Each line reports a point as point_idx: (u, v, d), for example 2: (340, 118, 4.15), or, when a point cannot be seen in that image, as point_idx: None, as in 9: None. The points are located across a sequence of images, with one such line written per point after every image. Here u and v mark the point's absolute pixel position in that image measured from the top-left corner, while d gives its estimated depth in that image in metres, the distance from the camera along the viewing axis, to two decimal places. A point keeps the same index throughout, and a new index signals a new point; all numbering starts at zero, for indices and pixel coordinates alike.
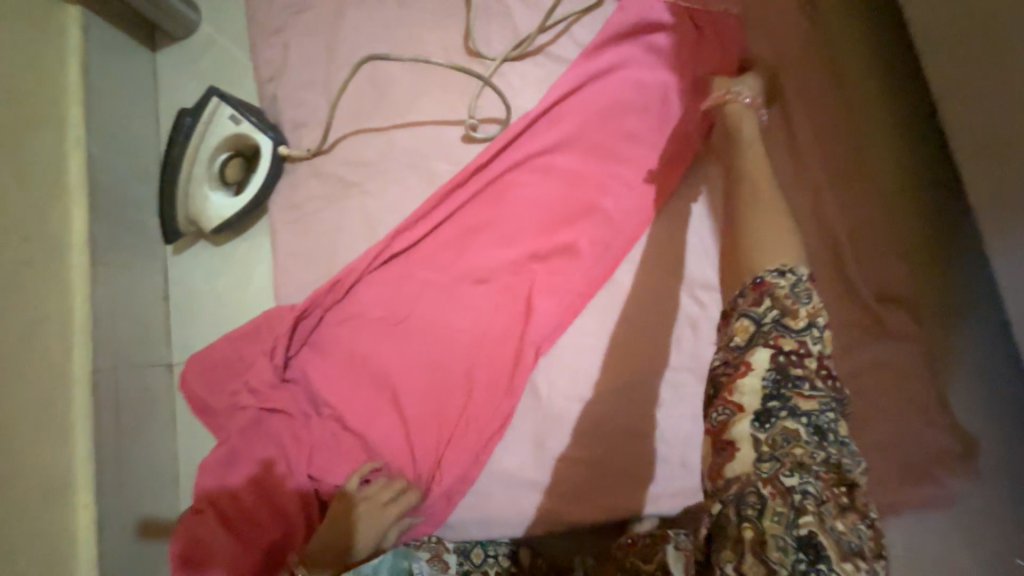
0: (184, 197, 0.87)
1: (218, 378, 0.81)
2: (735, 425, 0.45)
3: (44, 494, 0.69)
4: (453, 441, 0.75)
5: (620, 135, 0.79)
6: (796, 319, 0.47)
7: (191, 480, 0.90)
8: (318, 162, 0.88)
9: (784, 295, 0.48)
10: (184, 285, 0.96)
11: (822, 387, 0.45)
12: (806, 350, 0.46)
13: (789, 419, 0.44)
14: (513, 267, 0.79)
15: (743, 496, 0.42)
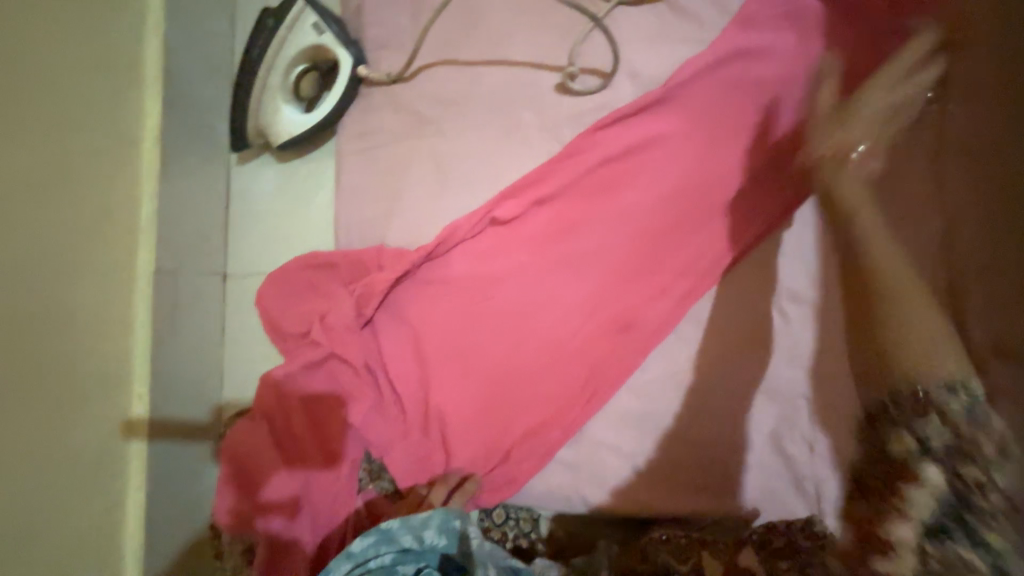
0: (256, 106, 0.83)
1: (290, 303, 0.82)
2: (894, 529, 0.50)
3: (104, 378, 0.72)
4: (517, 433, 0.75)
5: (762, 138, 0.69)
6: (976, 446, 0.48)
7: (234, 389, 0.93)
8: (392, 90, 0.81)
9: (957, 416, 0.50)
10: (246, 198, 0.94)
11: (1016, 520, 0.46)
12: (990, 479, 0.47)
13: (965, 546, 0.46)
14: (610, 270, 0.75)
15: None
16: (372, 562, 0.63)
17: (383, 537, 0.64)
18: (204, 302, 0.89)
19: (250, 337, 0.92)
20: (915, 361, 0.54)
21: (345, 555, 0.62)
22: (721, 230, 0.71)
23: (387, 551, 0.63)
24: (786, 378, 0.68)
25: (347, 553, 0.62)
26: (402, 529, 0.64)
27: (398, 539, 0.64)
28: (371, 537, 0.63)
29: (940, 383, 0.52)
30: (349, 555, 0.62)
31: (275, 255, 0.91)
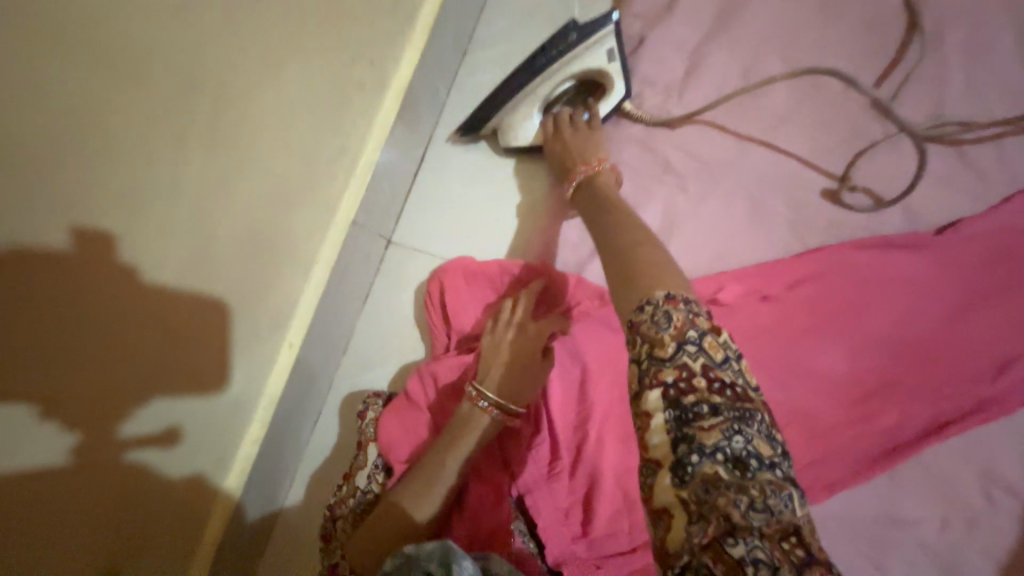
0: (507, 107, 0.77)
1: (467, 299, 0.77)
2: (657, 491, 0.39)
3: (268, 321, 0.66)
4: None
5: (1019, 322, 0.67)
6: (663, 346, 0.41)
7: (356, 359, 0.86)
8: (650, 130, 0.79)
9: (646, 323, 0.43)
10: (439, 169, 0.88)
11: (718, 377, 0.40)
12: (699, 371, 0.40)
13: (700, 464, 0.37)
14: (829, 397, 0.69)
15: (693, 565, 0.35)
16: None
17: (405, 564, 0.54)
18: (365, 264, 0.83)
19: (393, 314, 0.86)
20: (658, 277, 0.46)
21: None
22: (955, 394, 0.67)
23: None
24: (974, 567, 0.64)
25: None
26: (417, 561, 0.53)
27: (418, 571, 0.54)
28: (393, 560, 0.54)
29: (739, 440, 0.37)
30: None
31: (455, 241, 0.85)
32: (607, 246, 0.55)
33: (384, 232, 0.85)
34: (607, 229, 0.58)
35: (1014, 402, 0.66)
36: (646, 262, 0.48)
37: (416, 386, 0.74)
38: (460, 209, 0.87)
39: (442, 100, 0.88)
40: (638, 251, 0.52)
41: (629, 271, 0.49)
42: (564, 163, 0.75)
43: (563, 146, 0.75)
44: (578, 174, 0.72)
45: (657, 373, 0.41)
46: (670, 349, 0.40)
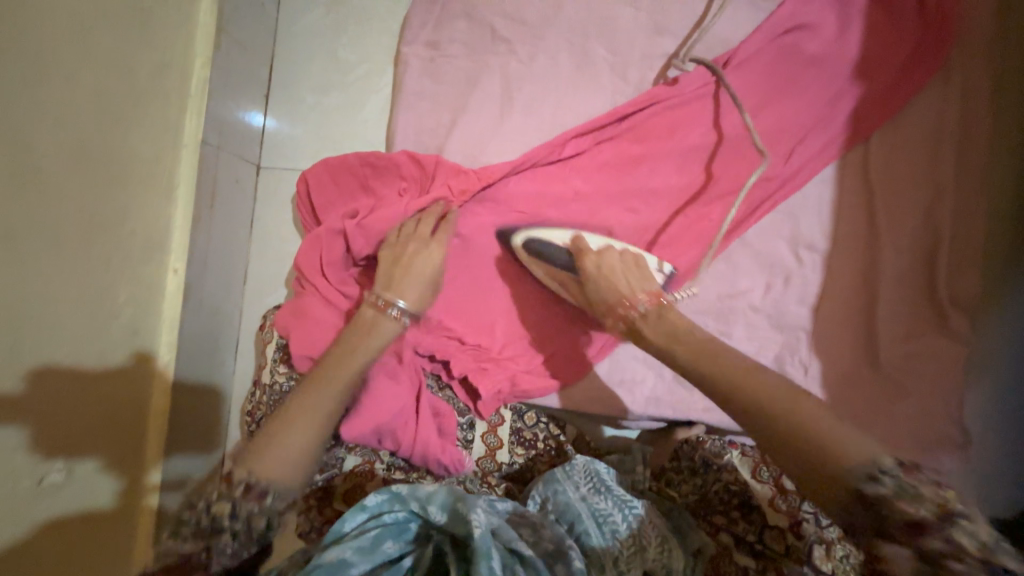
0: None
1: (338, 196, 0.82)
2: (890, 550, 0.43)
3: (132, 249, 0.66)
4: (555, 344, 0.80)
5: (801, 106, 0.79)
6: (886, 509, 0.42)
7: (259, 283, 0.91)
8: (472, 4, 0.84)
9: (894, 497, 0.42)
10: (291, 87, 0.91)
11: (940, 543, 0.41)
12: (960, 540, 0.40)
13: (941, 539, 0.41)
14: (660, 205, 0.81)
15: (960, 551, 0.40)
16: (385, 518, 0.59)
17: (394, 497, 0.60)
18: (239, 189, 0.86)
19: (282, 235, 0.91)
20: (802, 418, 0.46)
21: (358, 508, 0.59)
22: (761, 182, 0.80)
23: (401, 509, 0.60)
24: (793, 312, 0.80)
25: (361, 506, 0.59)
26: (411, 496, 0.60)
27: (411, 503, 0.60)
28: (384, 494, 0.60)
29: (862, 472, 0.43)
30: (363, 509, 0.59)
31: (321, 151, 0.90)
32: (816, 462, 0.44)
33: (250, 158, 0.88)
34: (722, 368, 0.52)
35: (808, 174, 0.80)
36: (809, 437, 0.45)
37: (305, 265, 0.78)
38: (321, 121, 0.90)
39: (270, 16, 0.88)
40: (787, 430, 0.46)
41: (800, 438, 0.45)
42: (611, 291, 0.66)
43: (596, 284, 0.68)
44: (645, 300, 0.63)
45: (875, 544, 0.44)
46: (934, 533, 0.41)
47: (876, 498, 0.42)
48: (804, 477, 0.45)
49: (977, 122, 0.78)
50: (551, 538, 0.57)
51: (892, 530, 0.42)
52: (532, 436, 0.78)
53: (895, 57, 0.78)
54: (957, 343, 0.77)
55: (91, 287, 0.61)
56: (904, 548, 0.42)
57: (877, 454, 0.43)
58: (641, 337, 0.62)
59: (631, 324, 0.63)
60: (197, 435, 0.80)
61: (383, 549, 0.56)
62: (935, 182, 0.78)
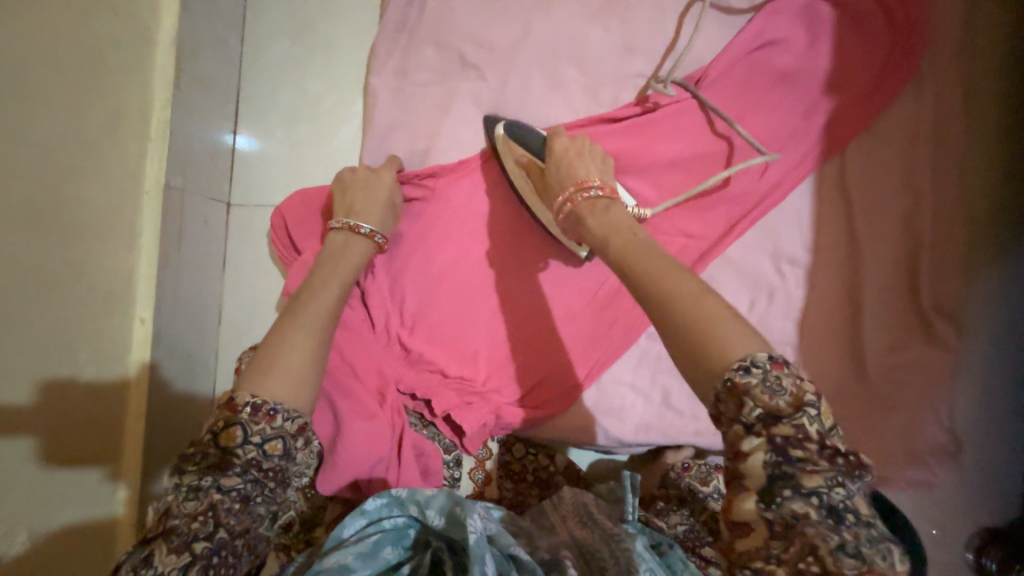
0: None
1: (309, 232, 0.79)
2: (752, 453, 0.40)
3: (90, 304, 0.63)
4: (541, 371, 0.79)
5: (775, 121, 0.79)
6: (776, 412, 0.39)
7: (235, 323, 0.88)
8: (439, 30, 0.82)
9: (760, 391, 0.40)
10: (259, 119, 0.88)
11: (822, 462, 0.39)
12: (806, 433, 0.39)
13: (806, 436, 0.39)
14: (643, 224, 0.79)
15: (806, 451, 0.39)
16: (384, 524, 0.58)
17: (394, 501, 0.59)
18: (208, 229, 0.83)
19: (257, 272, 0.89)
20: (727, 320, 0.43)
21: (358, 513, 0.57)
22: (739, 199, 0.79)
23: (401, 514, 0.59)
24: (779, 328, 0.79)
25: (360, 510, 0.58)
26: (411, 500, 0.59)
27: (410, 507, 0.59)
28: (383, 499, 0.59)
29: (738, 365, 0.40)
30: (362, 513, 0.58)
31: (293, 184, 0.88)
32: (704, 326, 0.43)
33: (220, 196, 0.86)
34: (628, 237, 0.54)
35: (786, 189, 0.80)
36: (710, 341, 0.42)
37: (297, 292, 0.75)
38: (292, 154, 0.88)
39: (234, 49, 0.86)
40: (664, 312, 0.46)
41: (698, 315, 0.44)
42: (560, 184, 0.65)
43: (558, 167, 0.67)
44: (595, 189, 0.61)
45: (746, 441, 0.40)
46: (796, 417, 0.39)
47: (744, 391, 0.40)
48: (683, 348, 0.44)
49: (953, 129, 0.78)
50: (549, 549, 0.59)
51: (749, 420, 0.40)
52: (520, 468, 0.78)
53: (867, 68, 0.78)
54: (944, 352, 0.76)
55: (50, 349, 0.58)
56: (757, 437, 0.40)
57: (752, 350, 0.41)
58: (586, 228, 0.59)
59: (576, 210, 0.61)
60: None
61: (382, 556, 0.56)
62: (913, 192, 0.78)
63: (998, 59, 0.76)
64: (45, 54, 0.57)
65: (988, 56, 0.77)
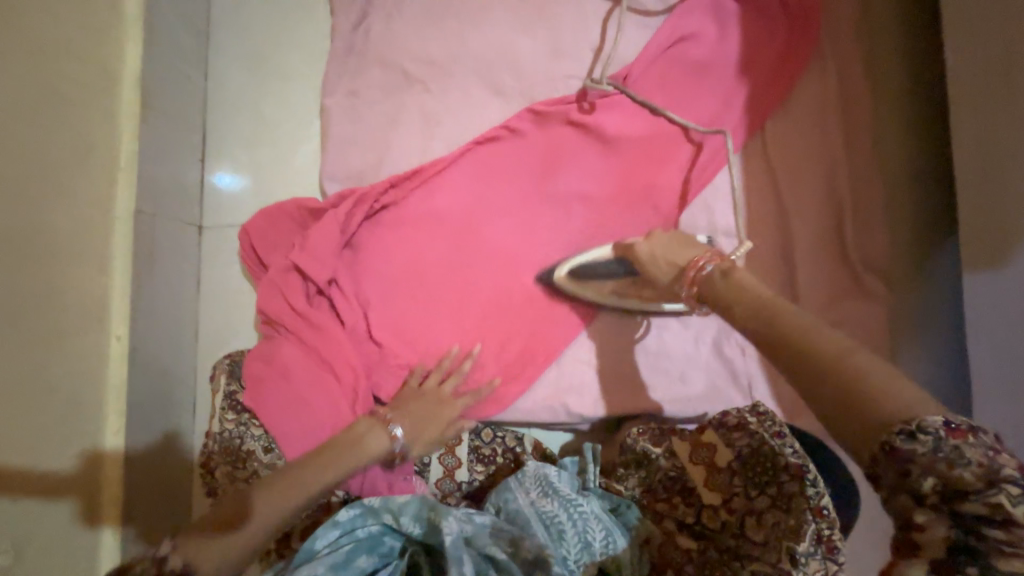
0: None
1: (276, 243, 0.85)
2: (931, 524, 0.39)
3: (68, 322, 0.68)
4: (503, 359, 0.83)
5: (697, 107, 0.85)
6: (962, 485, 0.38)
7: (211, 338, 0.93)
8: (384, 52, 0.90)
9: (947, 461, 0.39)
10: (224, 145, 0.95)
11: (1017, 535, 0.37)
12: (1010, 512, 0.37)
13: (992, 513, 0.37)
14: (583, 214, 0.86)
15: (1009, 529, 0.37)
16: (359, 533, 0.61)
17: (367, 512, 0.62)
18: (180, 250, 0.89)
19: (230, 289, 0.93)
20: (879, 397, 0.42)
21: (329, 525, 0.60)
22: (673, 178, 0.85)
23: (374, 522, 0.62)
24: None
25: (333, 522, 0.61)
26: (384, 509, 0.62)
27: (383, 515, 0.62)
28: (357, 509, 0.62)
29: (898, 430, 0.40)
30: (335, 525, 0.61)
31: (259, 204, 0.94)
32: (855, 405, 0.43)
33: (191, 220, 0.92)
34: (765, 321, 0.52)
35: (716, 166, 0.86)
36: (862, 391, 0.43)
37: (272, 310, 0.80)
38: (258, 176, 0.95)
39: (197, 85, 0.94)
40: (824, 370, 0.46)
41: (860, 389, 0.43)
42: (668, 266, 0.67)
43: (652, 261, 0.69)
44: (711, 262, 0.62)
45: (918, 508, 0.40)
46: (994, 492, 0.37)
47: (910, 459, 0.40)
48: (856, 418, 0.43)
49: (859, 99, 0.85)
50: (530, 548, 0.57)
51: (925, 492, 0.39)
52: (490, 451, 0.80)
53: (775, 53, 0.85)
54: (880, 304, 0.81)
55: (30, 364, 0.63)
56: (935, 510, 0.39)
57: (920, 411, 0.41)
58: (712, 296, 0.60)
59: (703, 291, 0.61)
60: (158, 495, 0.80)
61: (356, 565, 0.59)
62: (833, 159, 0.84)
63: (889, 36, 0.85)
64: (19, 98, 0.63)
65: (879, 33, 0.85)
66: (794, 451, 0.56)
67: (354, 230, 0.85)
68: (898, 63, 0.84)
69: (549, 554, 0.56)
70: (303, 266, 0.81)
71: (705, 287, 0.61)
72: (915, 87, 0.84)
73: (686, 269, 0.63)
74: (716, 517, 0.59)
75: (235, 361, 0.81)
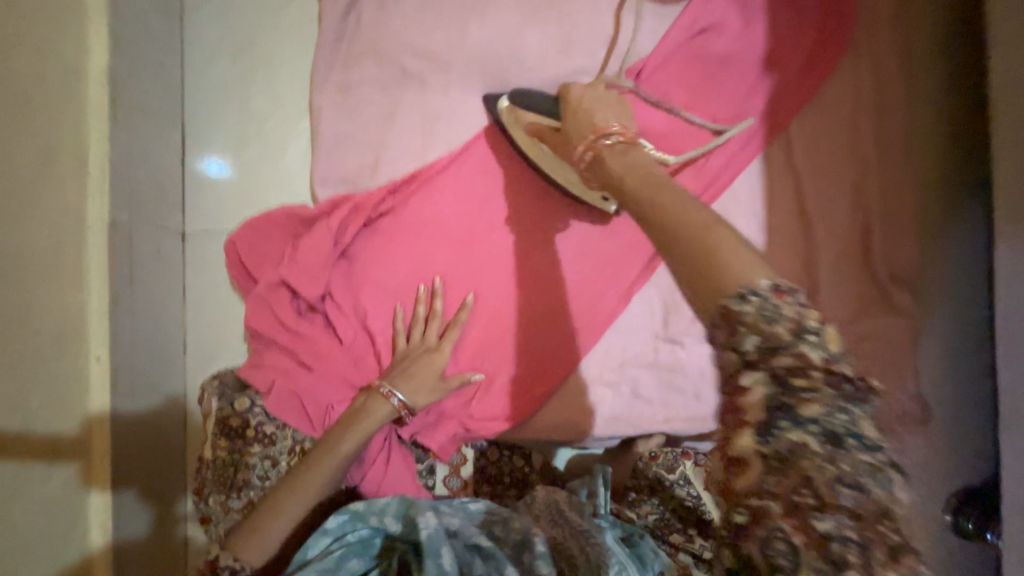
0: None
1: (265, 255, 0.79)
2: (747, 406, 0.35)
3: (44, 348, 0.63)
4: (504, 380, 0.78)
5: (719, 105, 0.79)
6: (778, 339, 0.35)
7: (200, 351, 0.88)
8: (378, 41, 0.82)
9: (756, 316, 0.36)
10: (206, 143, 0.88)
11: (833, 395, 0.34)
12: (813, 366, 0.34)
13: (813, 371, 0.34)
14: (593, 223, 0.81)
15: (805, 377, 0.34)
16: (348, 538, 0.58)
17: (355, 517, 0.59)
18: (161, 260, 0.82)
19: (219, 299, 0.88)
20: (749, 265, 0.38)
21: (319, 533, 0.57)
22: (692, 183, 0.80)
23: (363, 527, 0.59)
24: None
25: (322, 530, 0.57)
26: (369, 510, 0.59)
27: (370, 518, 0.59)
28: (344, 515, 0.59)
29: (750, 287, 0.36)
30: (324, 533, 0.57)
31: (247, 208, 0.87)
32: (669, 245, 0.42)
33: (174, 226, 0.86)
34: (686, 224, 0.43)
35: (737, 170, 0.80)
36: (710, 244, 0.40)
37: (262, 329, 0.75)
38: (244, 177, 0.88)
39: (175, 77, 0.86)
40: (669, 239, 0.43)
41: (714, 248, 0.40)
42: (580, 130, 0.63)
43: (574, 113, 0.67)
44: (613, 136, 0.58)
45: (768, 410, 0.35)
46: (792, 338, 0.34)
47: (741, 322, 0.36)
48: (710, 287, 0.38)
49: (891, 98, 0.78)
50: (519, 528, 0.59)
51: (746, 353, 0.35)
52: (495, 471, 0.79)
53: (804, 46, 0.79)
54: (904, 320, 0.78)
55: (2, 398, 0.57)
56: (756, 372, 0.35)
57: (751, 278, 0.37)
58: (601, 167, 0.56)
59: (598, 156, 0.57)
60: (148, 521, 0.76)
61: (348, 567, 0.57)
62: (860, 164, 0.79)
63: (930, 26, 0.77)
64: None
65: (920, 19, 0.76)
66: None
67: (349, 241, 0.79)
68: (939, 54, 0.76)
69: (534, 535, 0.57)
70: (294, 281, 0.75)
71: (606, 155, 0.57)
72: (959, 79, 0.75)
73: (590, 134, 0.60)
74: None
75: (223, 384, 0.76)
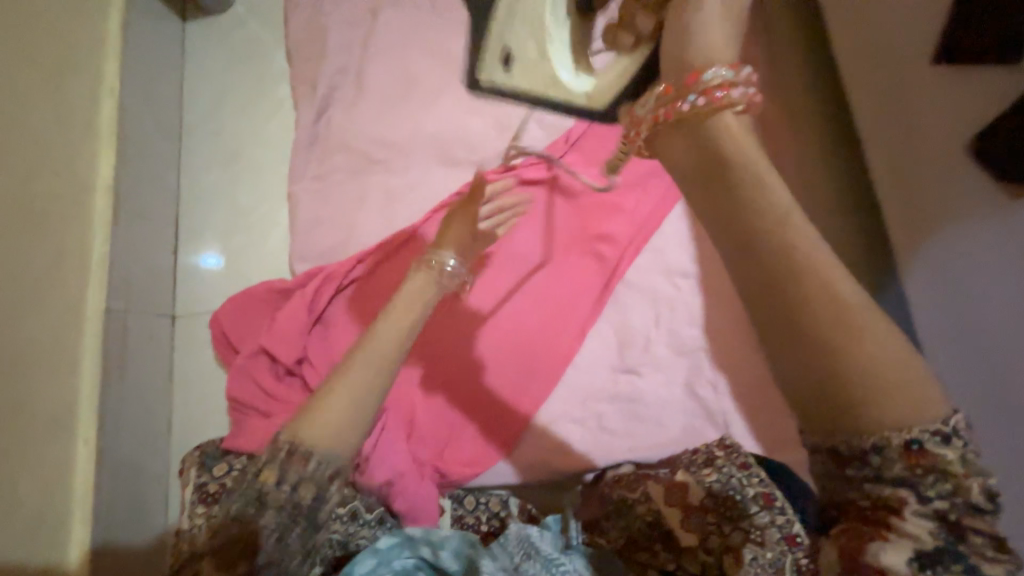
0: None
1: (247, 327, 0.86)
2: (884, 536, 0.38)
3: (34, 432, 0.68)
4: (493, 419, 0.84)
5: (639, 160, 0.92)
6: (958, 482, 0.38)
7: (184, 428, 0.91)
8: (345, 139, 0.97)
9: (947, 461, 0.38)
10: (198, 236, 0.99)
11: (990, 546, 0.37)
12: (983, 520, 0.37)
13: (957, 511, 0.38)
14: (543, 270, 0.90)
15: (967, 535, 0.38)
16: (394, 565, 0.60)
17: (406, 541, 0.62)
18: (152, 343, 0.89)
19: (204, 376, 0.93)
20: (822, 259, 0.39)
21: (369, 552, 0.60)
22: (626, 227, 0.90)
23: (410, 556, 0.62)
24: (688, 335, 0.87)
25: (372, 550, 0.60)
26: (424, 540, 0.62)
27: (422, 548, 0.62)
28: (396, 538, 0.61)
29: (930, 429, 0.37)
30: (373, 552, 0.60)
31: (232, 288, 0.96)
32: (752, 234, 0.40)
33: (164, 311, 0.94)
34: (685, 159, 0.43)
35: (663, 212, 0.91)
36: (802, 265, 0.39)
37: (242, 397, 0.81)
38: (230, 261, 0.98)
39: (171, 184, 0.99)
40: (768, 227, 0.39)
41: (794, 240, 0.39)
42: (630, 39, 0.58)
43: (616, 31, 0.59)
44: None
45: (892, 511, 0.39)
46: (978, 488, 0.37)
47: (921, 458, 0.38)
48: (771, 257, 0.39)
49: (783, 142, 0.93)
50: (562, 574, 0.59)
51: (891, 474, 0.38)
52: (473, 520, 0.77)
53: None
54: None
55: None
56: (912, 505, 0.38)
57: (941, 410, 0.38)
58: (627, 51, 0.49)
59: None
60: None
61: None
62: None
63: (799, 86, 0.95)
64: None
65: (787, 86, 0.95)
66: (759, 480, 0.63)
67: (323, 307, 0.87)
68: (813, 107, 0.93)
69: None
70: (272, 349, 0.82)
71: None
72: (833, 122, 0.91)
73: None
74: (698, 561, 0.59)
75: (202, 453, 0.79)
